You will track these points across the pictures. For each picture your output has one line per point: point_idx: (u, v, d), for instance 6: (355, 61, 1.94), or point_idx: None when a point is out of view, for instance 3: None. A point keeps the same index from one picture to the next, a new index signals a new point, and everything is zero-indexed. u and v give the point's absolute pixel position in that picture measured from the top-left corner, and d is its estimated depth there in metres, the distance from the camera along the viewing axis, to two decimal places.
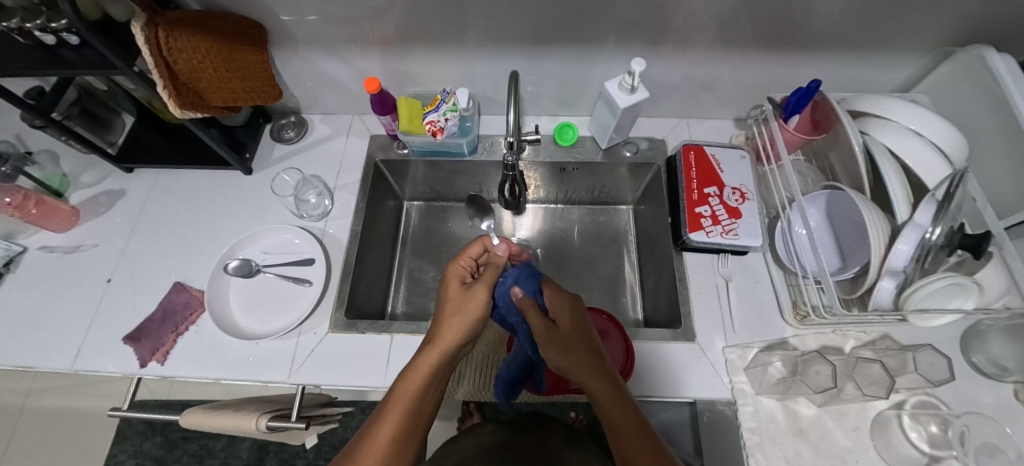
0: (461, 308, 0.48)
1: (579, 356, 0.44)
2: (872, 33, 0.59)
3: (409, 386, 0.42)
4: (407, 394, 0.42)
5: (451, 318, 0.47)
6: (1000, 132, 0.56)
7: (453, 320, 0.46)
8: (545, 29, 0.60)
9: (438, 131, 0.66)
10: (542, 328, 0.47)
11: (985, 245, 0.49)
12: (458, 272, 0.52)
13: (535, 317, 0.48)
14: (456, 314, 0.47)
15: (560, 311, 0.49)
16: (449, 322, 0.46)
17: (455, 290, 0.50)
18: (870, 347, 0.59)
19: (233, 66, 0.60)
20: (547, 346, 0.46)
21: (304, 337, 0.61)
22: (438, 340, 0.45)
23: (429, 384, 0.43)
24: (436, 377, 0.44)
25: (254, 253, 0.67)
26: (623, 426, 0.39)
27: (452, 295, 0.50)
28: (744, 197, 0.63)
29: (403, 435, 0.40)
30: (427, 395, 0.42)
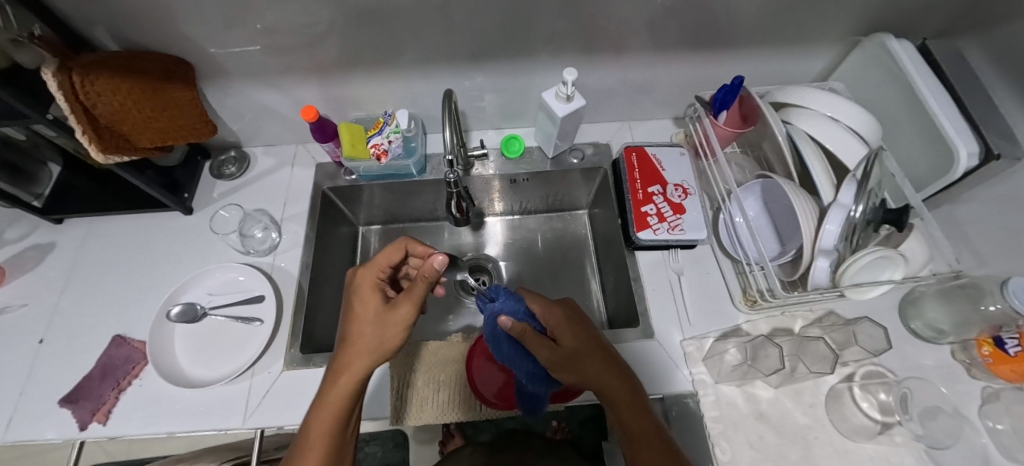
0: (370, 320, 0.46)
1: (590, 363, 0.47)
2: (784, 28, 0.62)
3: (325, 411, 0.43)
4: (322, 429, 0.42)
5: (358, 343, 0.45)
6: (907, 111, 0.60)
7: (358, 334, 0.45)
8: (477, 45, 0.61)
9: (382, 154, 0.66)
10: (541, 346, 0.48)
11: (905, 217, 0.54)
12: (369, 279, 0.49)
13: (534, 340, 0.48)
14: (365, 335, 0.45)
15: (560, 329, 0.49)
16: (355, 344, 0.45)
17: (364, 302, 0.47)
18: (818, 324, 0.62)
19: (160, 106, 0.58)
20: (555, 369, 0.48)
21: (258, 378, 0.59)
22: (347, 368, 0.44)
23: (342, 411, 0.43)
24: (350, 408, 0.44)
25: (199, 295, 0.64)
26: (621, 407, 0.46)
27: (361, 312, 0.47)
28: (686, 192, 0.66)
29: (333, 446, 0.42)
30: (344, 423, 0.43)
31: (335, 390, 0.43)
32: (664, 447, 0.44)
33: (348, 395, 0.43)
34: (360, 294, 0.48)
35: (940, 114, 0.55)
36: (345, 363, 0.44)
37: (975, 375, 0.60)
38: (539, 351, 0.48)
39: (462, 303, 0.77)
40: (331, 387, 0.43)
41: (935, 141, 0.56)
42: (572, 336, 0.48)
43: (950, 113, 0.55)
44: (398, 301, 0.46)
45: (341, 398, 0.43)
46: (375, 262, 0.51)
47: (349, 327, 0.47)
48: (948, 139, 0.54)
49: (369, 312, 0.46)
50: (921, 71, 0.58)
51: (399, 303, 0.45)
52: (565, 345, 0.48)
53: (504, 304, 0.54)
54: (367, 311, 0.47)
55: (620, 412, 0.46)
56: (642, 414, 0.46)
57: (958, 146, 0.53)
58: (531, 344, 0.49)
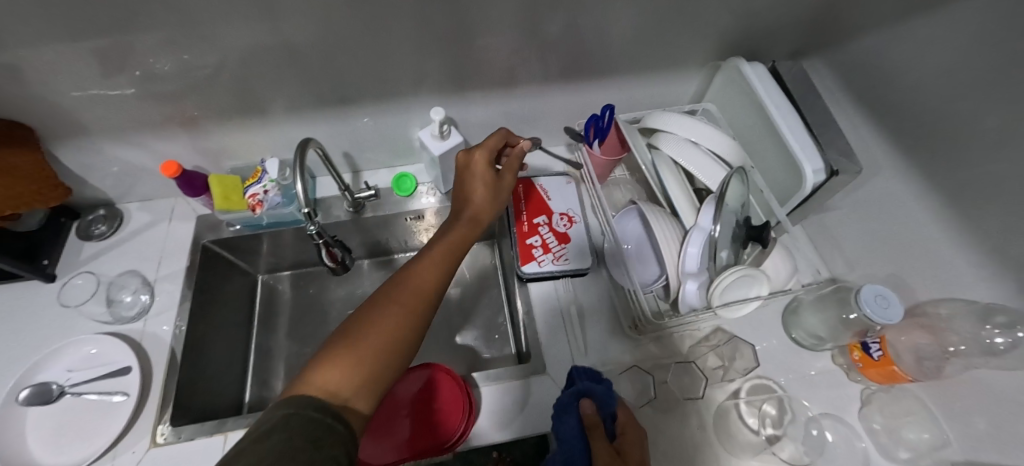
0: (482, 188, 0.51)
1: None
2: (646, 57, 0.65)
3: (422, 275, 0.43)
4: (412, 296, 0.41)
5: (466, 213, 0.50)
6: (764, 131, 0.62)
7: (475, 200, 0.51)
8: (344, 90, 0.60)
9: (258, 204, 0.64)
10: (607, 454, 0.42)
11: (766, 233, 0.55)
12: (483, 157, 0.52)
13: (599, 440, 0.44)
14: (484, 204, 0.51)
15: (633, 443, 0.45)
16: (455, 226, 0.49)
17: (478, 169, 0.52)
18: (703, 343, 0.63)
19: (10, 173, 0.53)
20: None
21: (119, 460, 0.54)
22: (439, 248, 0.46)
23: (441, 267, 0.45)
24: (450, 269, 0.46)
25: (57, 373, 0.59)
26: None
27: (470, 177, 0.52)
28: (571, 220, 0.66)
29: (422, 298, 0.41)
30: (446, 275, 0.45)
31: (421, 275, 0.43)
32: None
33: (444, 268, 0.45)
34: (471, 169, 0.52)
35: (788, 133, 0.57)
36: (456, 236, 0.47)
37: (853, 378, 0.62)
38: (602, 454, 0.42)
39: None
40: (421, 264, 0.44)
41: (787, 158, 0.59)
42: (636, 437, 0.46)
43: (797, 131, 0.58)
44: (501, 173, 0.53)
45: (431, 268, 0.44)
46: (486, 144, 0.54)
47: (465, 194, 0.52)
48: (796, 157, 0.56)
49: (481, 182, 0.51)
50: (771, 92, 0.61)
51: (504, 173, 0.53)
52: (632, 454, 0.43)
53: (588, 387, 0.51)
54: (481, 196, 0.51)
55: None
56: None
57: (804, 164, 0.55)
58: (599, 445, 0.43)
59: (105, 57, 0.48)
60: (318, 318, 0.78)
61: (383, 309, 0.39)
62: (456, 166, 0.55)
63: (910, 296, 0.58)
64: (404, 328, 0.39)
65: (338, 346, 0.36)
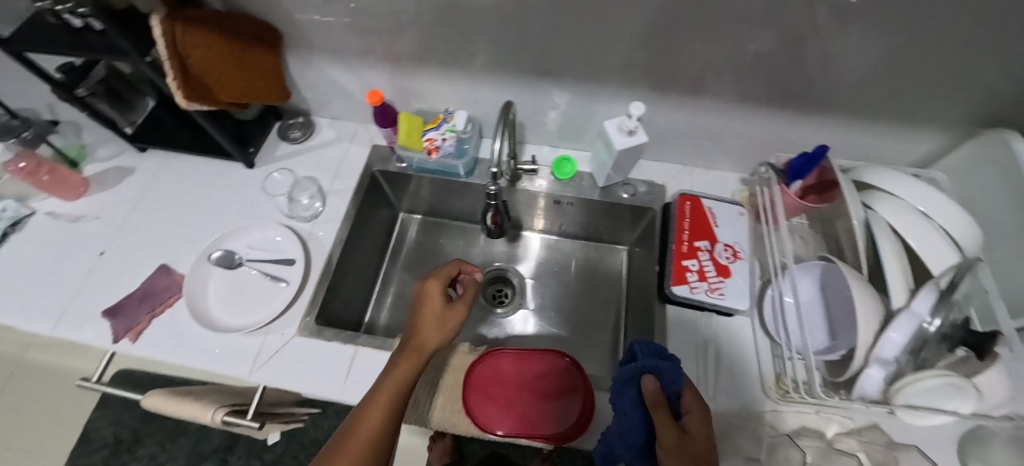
0: (437, 319, 0.49)
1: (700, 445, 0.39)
2: (885, 102, 0.57)
3: (395, 378, 0.44)
4: (396, 384, 0.44)
5: (427, 331, 0.48)
6: (1017, 224, 0.52)
7: (425, 330, 0.48)
8: (550, 61, 0.60)
9: (434, 149, 0.67)
10: (670, 434, 0.38)
11: (989, 344, 0.47)
12: (436, 288, 0.51)
13: (665, 420, 0.38)
14: (430, 338, 0.47)
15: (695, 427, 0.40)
16: (421, 334, 0.47)
17: (429, 303, 0.50)
18: (857, 437, 0.54)
19: (246, 66, 0.63)
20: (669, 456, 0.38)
21: (270, 337, 0.61)
22: (423, 349, 0.47)
23: (405, 380, 0.44)
24: (410, 381, 0.45)
25: (240, 246, 0.68)
26: None
27: (424, 310, 0.49)
28: (735, 255, 0.61)
29: (391, 417, 0.42)
30: (403, 398, 0.44)
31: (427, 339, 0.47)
32: None
33: (408, 377, 0.45)
34: (423, 295, 0.51)
35: None
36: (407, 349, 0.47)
37: None
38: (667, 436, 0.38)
39: (477, 312, 0.77)
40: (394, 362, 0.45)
41: None
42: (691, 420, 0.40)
43: None
44: (453, 303, 0.50)
45: (392, 382, 0.44)
46: (441, 272, 0.53)
47: (417, 318, 0.49)
48: None
49: (431, 311, 0.49)
50: None
51: (456, 304, 0.50)
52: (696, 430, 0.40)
53: (654, 365, 0.44)
54: (432, 310, 0.49)
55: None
56: None
57: None
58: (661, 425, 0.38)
59: None
60: (438, 268, 0.82)
61: (363, 416, 0.42)
62: (419, 288, 0.52)
63: None
64: (392, 398, 0.43)
65: (347, 436, 0.41)
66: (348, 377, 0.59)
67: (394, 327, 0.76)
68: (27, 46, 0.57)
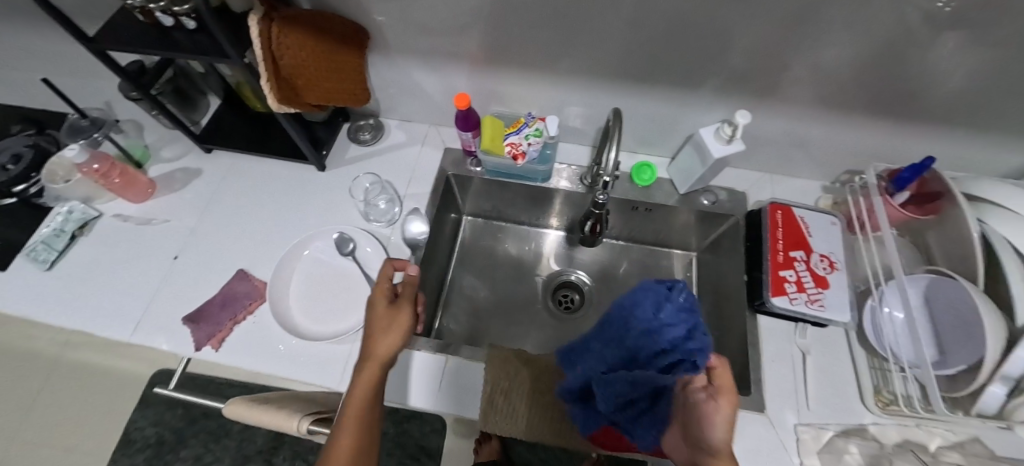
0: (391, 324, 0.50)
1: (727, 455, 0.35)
2: (999, 113, 0.55)
3: (361, 385, 0.45)
4: (361, 387, 0.45)
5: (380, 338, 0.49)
6: None
7: (386, 340, 0.48)
8: (649, 67, 0.59)
9: (519, 154, 0.66)
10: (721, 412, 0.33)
11: None
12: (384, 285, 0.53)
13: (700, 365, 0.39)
14: (381, 334, 0.49)
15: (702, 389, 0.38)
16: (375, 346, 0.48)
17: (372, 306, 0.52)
18: (960, 450, 0.54)
19: (333, 67, 0.61)
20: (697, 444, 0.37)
21: (357, 346, 0.60)
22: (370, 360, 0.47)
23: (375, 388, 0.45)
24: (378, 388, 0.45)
25: (318, 250, 0.67)
26: None
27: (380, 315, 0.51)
28: (832, 266, 0.60)
29: (361, 418, 0.43)
30: (376, 398, 0.45)
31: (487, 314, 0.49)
32: None
33: (371, 385, 0.45)
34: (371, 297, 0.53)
35: None
36: (374, 356, 0.47)
37: None
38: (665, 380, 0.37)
39: (549, 317, 0.77)
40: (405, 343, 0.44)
41: None
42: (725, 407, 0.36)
43: None
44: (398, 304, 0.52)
45: (361, 389, 0.45)
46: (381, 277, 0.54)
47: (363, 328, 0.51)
48: None
49: (377, 310, 0.51)
50: None
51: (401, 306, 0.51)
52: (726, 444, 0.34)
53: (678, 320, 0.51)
54: (376, 310, 0.51)
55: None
56: None
57: None
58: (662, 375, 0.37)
59: None
60: (505, 272, 0.81)
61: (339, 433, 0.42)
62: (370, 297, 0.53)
63: None
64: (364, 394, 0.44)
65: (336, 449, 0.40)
66: (442, 388, 0.57)
67: (465, 332, 0.75)
68: (116, 45, 0.55)
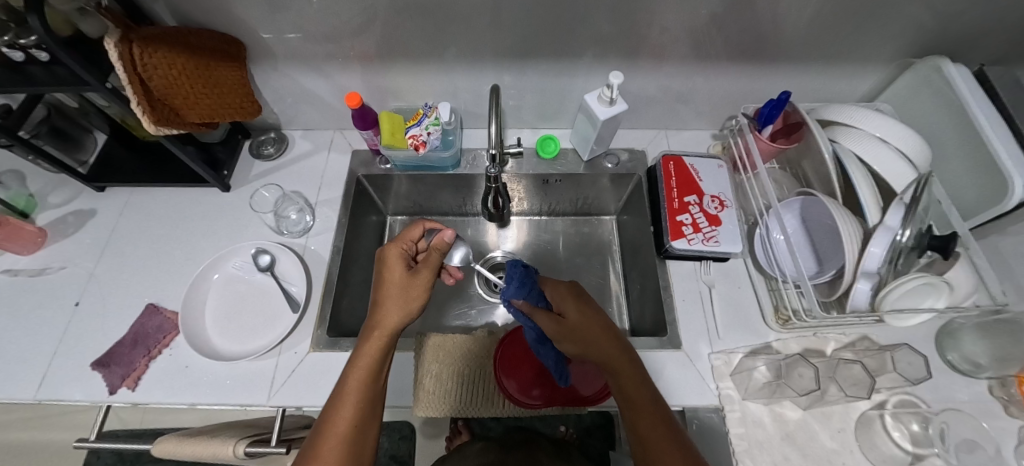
0: (404, 293, 0.48)
1: (592, 341, 0.48)
2: (833, 46, 0.62)
3: (367, 353, 0.45)
4: (368, 356, 0.45)
5: (391, 301, 0.47)
6: (959, 138, 0.59)
7: (389, 304, 0.47)
8: (524, 45, 0.62)
9: (421, 144, 0.67)
10: (550, 324, 0.50)
11: (952, 245, 0.51)
12: (397, 254, 0.52)
13: (544, 319, 0.50)
14: (396, 301, 0.47)
15: (565, 303, 0.51)
16: (382, 319, 0.46)
17: (392, 274, 0.50)
18: (850, 348, 0.61)
19: (213, 83, 0.60)
20: (560, 340, 0.49)
21: (284, 357, 0.59)
22: (382, 327, 0.46)
23: (373, 367, 0.44)
24: (376, 366, 0.45)
25: (232, 272, 0.66)
26: (615, 362, 0.46)
27: (388, 279, 0.49)
28: (722, 204, 0.66)
29: (366, 399, 0.43)
30: (376, 373, 0.44)
31: (589, 327, 0.48)
32: (668, 423, 0.43)
33: (375, 360, 0.45)
34: (388, 263, 0.51)
35: (996, 142, 0.54)
36: (382, 324, 0.46)
37: (1012, 414, 0.57)
38: (547, 326, 0.50)
39: (484, 299, 0.78)
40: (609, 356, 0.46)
41: (989, 170, 0.55)
42: (577, 309, 0.50)
43: (1007, 144, 0.54)
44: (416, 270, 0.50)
45: (357, 374, 0.44)
46: (401, 238, 0.55)
47: (379, 294, 0.49)
48: (1002, 168, 0.53)
49: (394, 280, 0.49)
50: (976, 96, 0.57)
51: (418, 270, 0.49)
52: (570, 317, 0.49)
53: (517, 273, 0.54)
54: (394, 279, 0.49)
55: (648, 437, 0.42)
56: (642, 386, 0.45)
57: (1012, 176, 0.52)
58: (541, 319, 0.50)
59: None
60: None
61: (332, 418, 0.42)
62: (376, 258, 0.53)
63: None
64: (374, 361, 0.45)
65: (321, 437, 0.41)
66: None
67: None
68: None
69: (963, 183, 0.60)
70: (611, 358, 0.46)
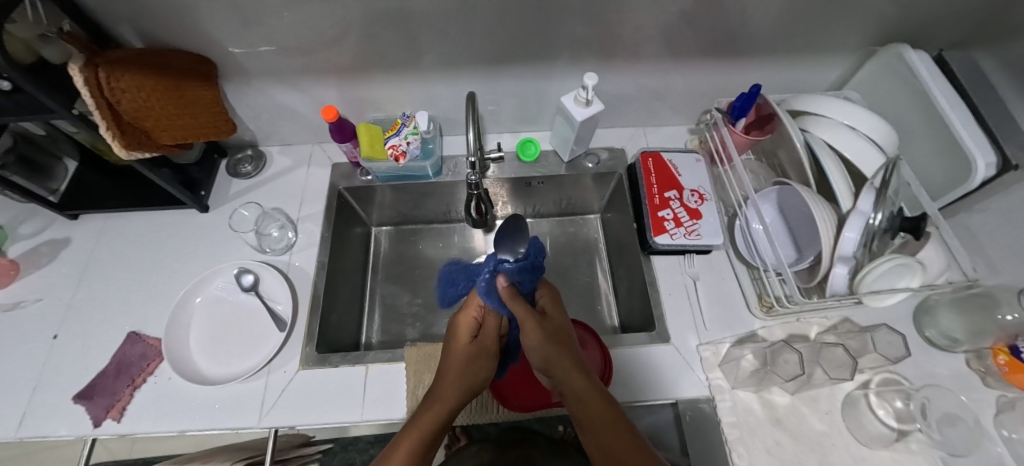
0: (466, 366, 0.47)
1: (565, 346, 0.45)
2: (799, 38, 0.64)
3: (423, 422, 0.43)
4: (423, 425, 0.42)
5: (450, 375, 0.46)
6: (924, 122, 0.61)
7: (451, 376, 0.46)
8: (498, 51, 0.63)
9: (401, 155, 0.67)
10: (528, 317, 0.45)
11: (922, 226, 0.53)
12: (469, 322, 0.51)
13: (521, 310, 0.45)
14: (456, 370, 0.47)
15: (550, 307, 0.49)
16: (442, 387, 0.45)
17: (457, 346, 0.49)
18: (833, 331, 0.62)
19: (184, 103, 0.59)
20: (529, 336, 0.45)
21: (273, 377, 0.59)
22: (441, 402, 0.44)
23: (428, 438, 0.42)
24: (434, 435, 0.42)
25: (214, 294, 0.65)
26: (584, 390, 0.42)
27: (456, 348, 0.49)
28: (702, 198, 0.67)
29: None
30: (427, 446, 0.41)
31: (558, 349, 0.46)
32: (636, 437, 0.39)
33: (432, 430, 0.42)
34: (456, 331, 0.51)
35: (957, 124, 0.56)
36: (442, 395, 0.44)
37: (989, 384, 0.60)
38: (522, 318, 0.45)
39: None
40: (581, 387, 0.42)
41: (953, 151, 0.57)
42: (558, 315, 0.49)
43: (969, 125, 0.55)
44: (477, 339, 0.50)
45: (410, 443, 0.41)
46: (470, 303, 0.53)
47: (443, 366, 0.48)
48: (965, 149, 0.55)
49: (459, 349, 0.49)
50: (937, 80, 0.59)
51: (483, 339, 0.50)
52: (554, 320, 0.47)
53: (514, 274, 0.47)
54: (459, 348, 0.49)
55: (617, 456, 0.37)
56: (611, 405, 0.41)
57: (975, 156, 0.53)
58: (520, 312, 0.45)
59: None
60: (425, 272, 0.82)
61: None
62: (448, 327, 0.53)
63: None
64: (428, 429, 0.42)
65: None
66: (367, 397, 0.57)
67: (394, 339, 0.74)
68: None
69: (930, 165, 0.62)
70: (578, 385, 0.42)
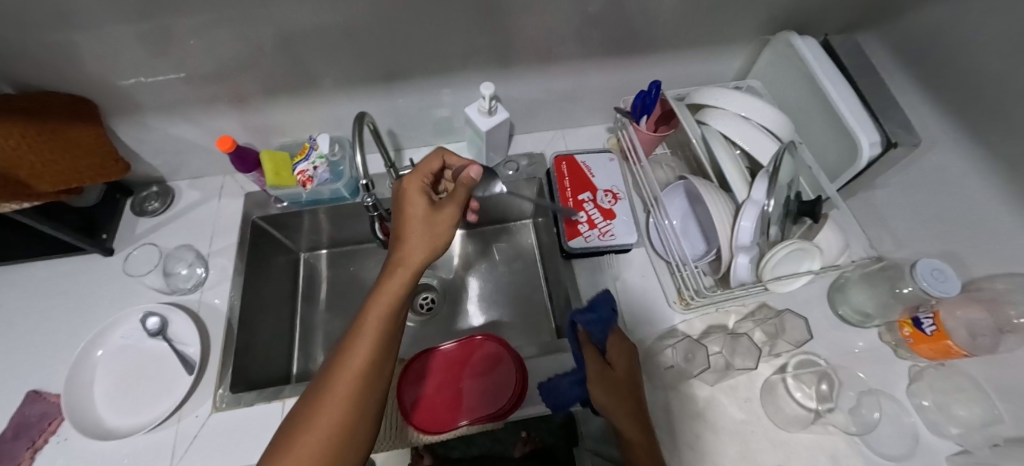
0: (421, 229, 0.46)
1: (628, 400, 0.48)
2: (691, 33, 0.64)
3: (376, 313, 0.41)
4: (388, 298, 0.42)
5: (406, 244, 0.45)
6: (816, 106, 0.62)
7: (409, 243, 0.44)
8: (393, 68, 0.62)
9: (308, 180, 0.65)
10: (597, 367, 0.50)
11: (818, 209, 0.54)
12: (417, 187, 0.49)
13: (592, 358, 0.52)
14: (416, 237, 0.45)
15: (619, 357, 0.53)
16: (403, 257, 0.44)
17: (412, 210, 0.47)
18: (750, 318, 0.63)
19: (66, 146, 0.56)
20: (596, 384, 0.49)
21: (185, 423, 0.56)
22: (403, 279, 0.43)
23: (389, 314, 0.41)
24: (396, 317, 0.42)
25: (118, 342, 0.62)
26: (634, 439, 0.45)
27: (408, 213, 0.47)
28: (616, 197, 0.68)
29: (379, 346, 0.40)
30: (391, 324, 0.41)
31: (622, 387, 0.49)
32: None
33: (392, 305, 0.41)
34: (405, 197, 0.48)
35: (842, 107, 0.57)
36: (400, 261, 0.44)
37: (902, 355, 0.61)
38: (592, 368, 0.51)
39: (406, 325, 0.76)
40: (637, 436, 0.45)
41: (842, 133, 0.59)
42: (626, 368, 0.52)
43: (852, 107, 0.57)
44: (441, 203, 0.47)
45: (371, 323, 0.40)
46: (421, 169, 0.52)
47: (398, 230, 0.47)
48: (850, 130, 0.56)
49: (415, 213, 0.46)
50: (821, 64, 0.60)
51: (444, 204, 0.47)
52: (618, 373, 0.51)
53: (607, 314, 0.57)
54: (413, 213, 0.46)
55: None
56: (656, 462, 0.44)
57: (859, 137, 0.55)
58: (588, 355, 0.52)
59: (165, 33, 0.50)
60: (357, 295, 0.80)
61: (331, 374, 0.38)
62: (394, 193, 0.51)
63: (964, 272, 0.57)
64: (387, 316, 0.41)
65: (323, 395, 0.37)
66: None
67: None
68: None
69: (826, 148, 0.63)
70: (634, 437, 0.45)
